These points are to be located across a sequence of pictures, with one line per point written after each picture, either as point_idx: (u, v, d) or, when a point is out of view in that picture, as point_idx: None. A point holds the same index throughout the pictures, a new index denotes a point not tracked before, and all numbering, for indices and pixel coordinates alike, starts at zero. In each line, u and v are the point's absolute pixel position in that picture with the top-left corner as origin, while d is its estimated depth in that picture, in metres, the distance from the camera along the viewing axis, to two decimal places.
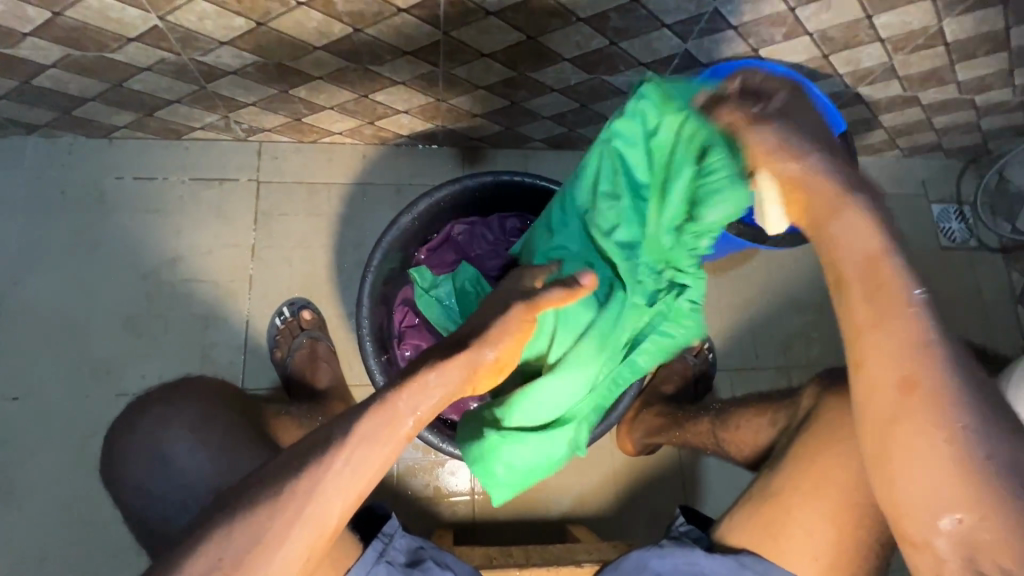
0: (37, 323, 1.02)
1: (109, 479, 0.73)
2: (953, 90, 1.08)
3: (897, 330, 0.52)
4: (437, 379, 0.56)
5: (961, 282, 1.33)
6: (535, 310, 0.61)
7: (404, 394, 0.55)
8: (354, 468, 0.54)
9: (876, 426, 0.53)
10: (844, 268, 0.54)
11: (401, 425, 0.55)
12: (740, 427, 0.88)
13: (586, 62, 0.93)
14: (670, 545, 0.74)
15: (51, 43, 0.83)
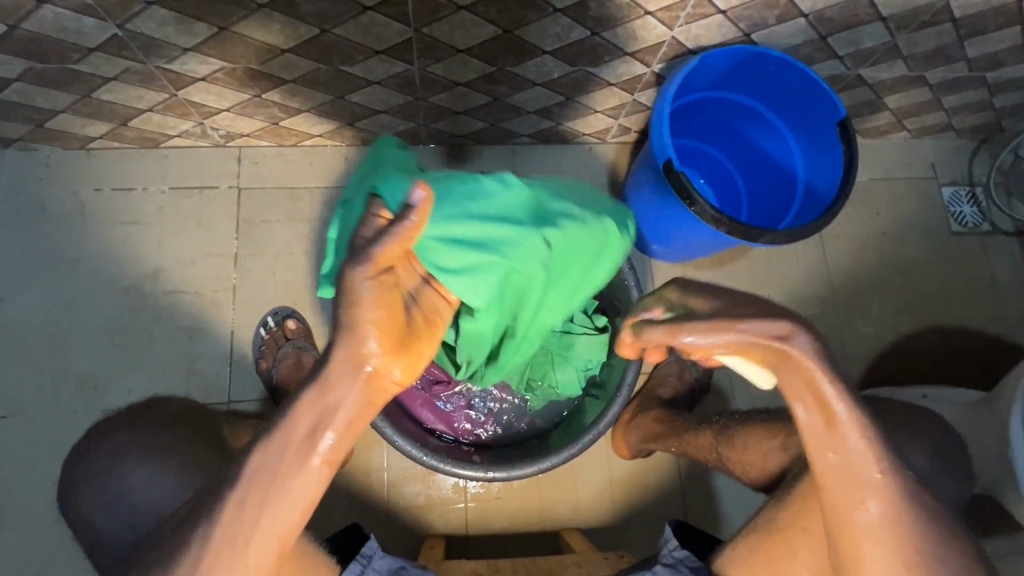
0: (22, 340, 1.02)
1: (89, 503, 0.73)
2: (963, 68, 1.01)
3: (858, 454, 0.57)
4: (323, 396, 0.54)
5: (973, 268, 1.27)
6: (378, 267, 0.51)
7: (303, 415, 0.54)
8: (271, 495, 0.53)
9: (850, 533, 0.58)
10: (805, 413, 0.57)
11: (309, 459, 0.55)
12: (746, 448, 0.84)
13: (567, 55, 0.88)
14: (664, 574, 0.75)
15: (12, 57, 0.80)
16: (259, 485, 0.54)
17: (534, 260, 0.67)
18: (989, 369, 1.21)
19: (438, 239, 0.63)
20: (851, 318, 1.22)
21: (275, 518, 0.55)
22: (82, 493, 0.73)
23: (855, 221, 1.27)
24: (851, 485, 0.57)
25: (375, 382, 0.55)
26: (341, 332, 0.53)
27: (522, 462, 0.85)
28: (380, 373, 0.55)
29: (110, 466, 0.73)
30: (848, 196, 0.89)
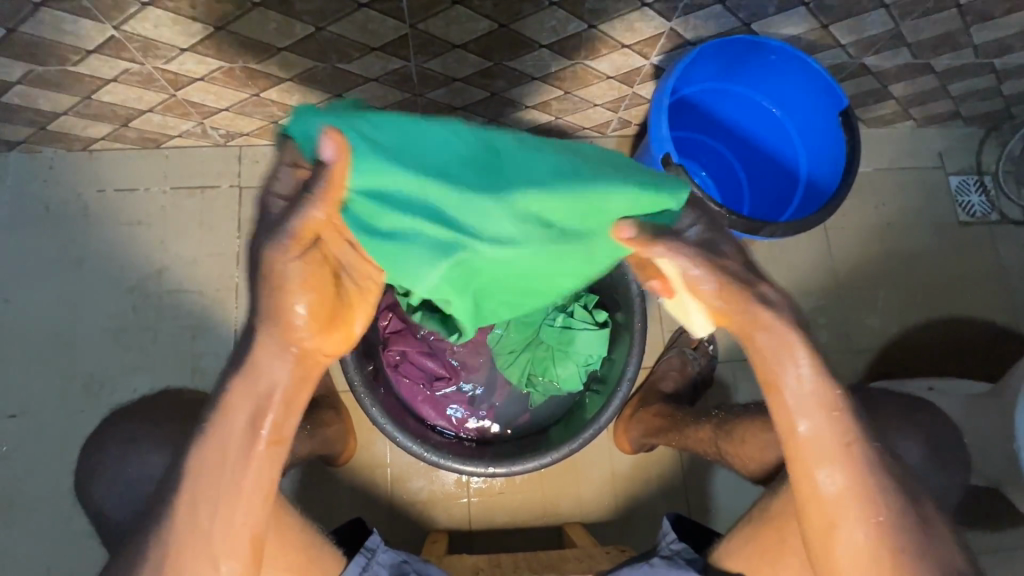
0: (29, 340, 1.03)
1: (95, 500, 0.74)
2: (969, 54, 1.00)
3: (831, 430, 0.59)
4: (254, 382, 0.57)
5: (981, 258, 1.25)
6: (304, 234, 0.49)
7: (238, 401, 0.57)
8: (228, 479, 0.58)
9: (820, 507, 0.60)
10: (776, 383, 0.58)
11: (255, 445, 0.58)
12: (745, 442, 0.83)
13: (564, 48, 0.87)
14: (662, 565, 0.75)
15: (12, 60, 0.81)
16: (218, 474, 0.58)
17: (496, 225, 0.54)
18: (997, 361, 1.19)
19: (366, 195, 0.51)
20: (856, 310, 1.21)
21: (235, 505, 0.59)
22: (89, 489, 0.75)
23: (860, 212, 1.25)
24: (815, 458, 0.59)
25: (307, 359, 0.57)
26: (264, 317, 0.54)
27: (522, 457, 0.86)
28: (313, 351, 0.57)
29: (115, 463, 0.75)
30: (851, 187, 0.90)
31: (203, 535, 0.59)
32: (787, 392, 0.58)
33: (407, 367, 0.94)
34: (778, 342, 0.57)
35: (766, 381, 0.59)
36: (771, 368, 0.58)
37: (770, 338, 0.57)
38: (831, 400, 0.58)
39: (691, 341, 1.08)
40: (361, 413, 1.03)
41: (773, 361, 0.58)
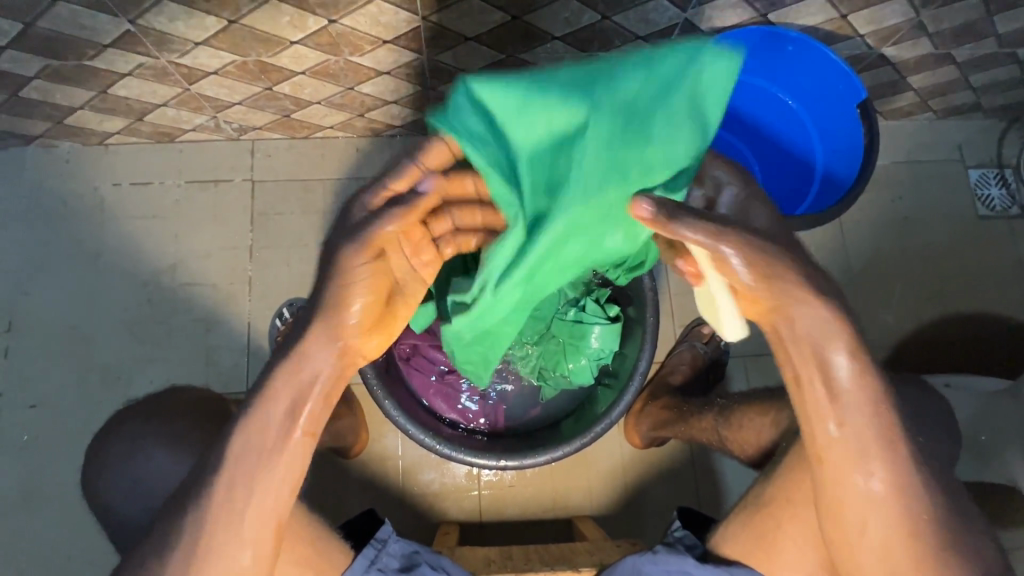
0: (47, 332, 1.05)
1: (113, 489, 0.75)
2: (992, 44, 0.97)
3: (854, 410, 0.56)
4: (296, 373, 0.57)
5: (1001, 252, 1.23)
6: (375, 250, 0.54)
7: (280, 388, 0.57)
8: (262, 481, 0.58)
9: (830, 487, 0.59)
10: (801, 370, 0.56)
11: (289, 437, 0.58)
12: (742, 426, 0.85)
13: (577, 39, 0.86)
14: (665, 550, 0.75)
15: (29, 54, 0.82)
16: (254, 461, 0.57)
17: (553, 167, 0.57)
18: (1014, 358, 1.17)
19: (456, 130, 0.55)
20: (871, 306, 1.19)
21: (271, 494, 0.58)
22: (107, 479, 0.76)
23: (877, 206, 1.23)
24: (848, 461, 0.57)
25: (348, 355, 0.58)
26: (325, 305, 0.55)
27: (534, 450, 0.86)
28: (354, 346, 0.59)
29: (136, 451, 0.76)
30: (869, 178, 0.90)
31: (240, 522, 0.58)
32: (830, 394, 0.56)
33: (419, 359, 0.94)
34: (820, 341, 0.54)
35: (784, 361, 0.57)
36: (797, 348, 0.55)
37: (803, 336, 0.54)
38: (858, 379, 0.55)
39: (703, 336, 1.07)
40: (373, 406, 1.04)
41: (814, 361, 0.55)
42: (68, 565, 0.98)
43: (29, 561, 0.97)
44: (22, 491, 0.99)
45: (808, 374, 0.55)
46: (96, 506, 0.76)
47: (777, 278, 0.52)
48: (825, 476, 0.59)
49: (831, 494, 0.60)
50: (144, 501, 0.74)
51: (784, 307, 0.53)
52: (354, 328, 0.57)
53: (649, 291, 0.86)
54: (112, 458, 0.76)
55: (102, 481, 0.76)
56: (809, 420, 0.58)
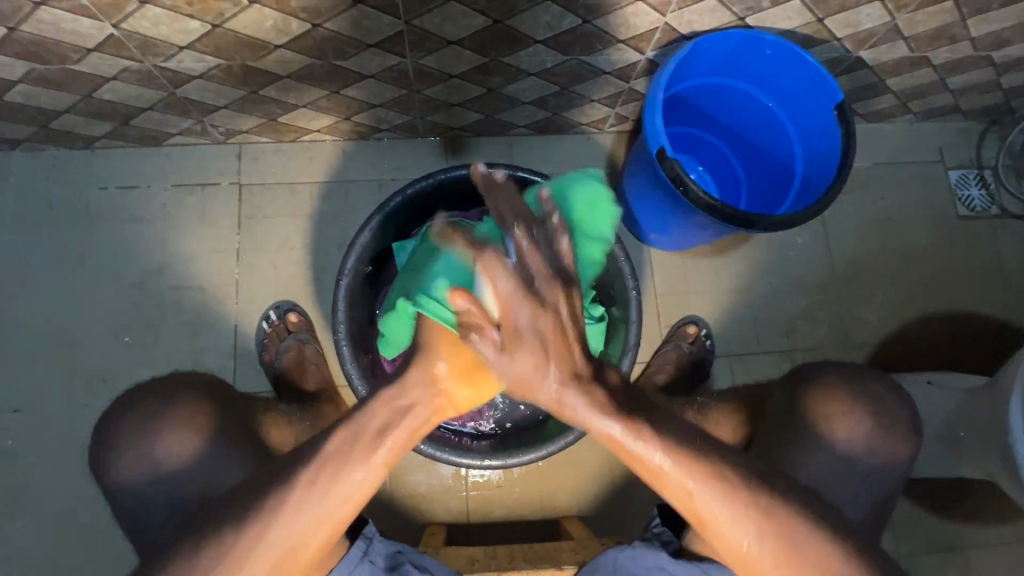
0: (31, 336, 1.05)
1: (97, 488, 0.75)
2: (967, 47, 0.99)
3: None
4: (395, 397, 0.61)
5: (981, 251, 1.25)
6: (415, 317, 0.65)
7: (373, 414, 0.60)
8: (331, 493, 0.58)
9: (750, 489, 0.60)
10: None
11: (373, 456, 0.59)
12: None
13: (559, 43, 0.88)
14: (642, 545, 0.77)
15: (13, 59, 0.82)
16: (331, 465, 0.59)
17: None
18: (996, 355, 1.19)
19: None
20: (855, 305, 1.21)
21: (339, 503, 0.59)
22: (150, 446, 0.74)
23: (859, 206, 1.25)
24: None
25: (438, 399, 0.62)
26: (420, 352, 0.62)
27: (520, 449, 0.87)
28: (448, 394, 0.63)
29: (193, 428, 0.76)
30: (847, 177, 0.87)
31: (286, 512, 0.58)
32: (676, 460, 0.56)
33: None
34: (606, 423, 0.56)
35: None
36: None
37: None
38: None
39: (688, 335, 1.12)
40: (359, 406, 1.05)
41: (631, 457, 0.56)
42: (52, 569, 0.97)
43: (14, 567, 0.97)
44: (7, 496, 0.99)
45: None
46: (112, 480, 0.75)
47: None
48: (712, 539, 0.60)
49: (738, 564, 0.61)
50: (130, 503, 0.74)
51: None
52: (448, 376, 0.62)
53: (634, 292, 0.86)
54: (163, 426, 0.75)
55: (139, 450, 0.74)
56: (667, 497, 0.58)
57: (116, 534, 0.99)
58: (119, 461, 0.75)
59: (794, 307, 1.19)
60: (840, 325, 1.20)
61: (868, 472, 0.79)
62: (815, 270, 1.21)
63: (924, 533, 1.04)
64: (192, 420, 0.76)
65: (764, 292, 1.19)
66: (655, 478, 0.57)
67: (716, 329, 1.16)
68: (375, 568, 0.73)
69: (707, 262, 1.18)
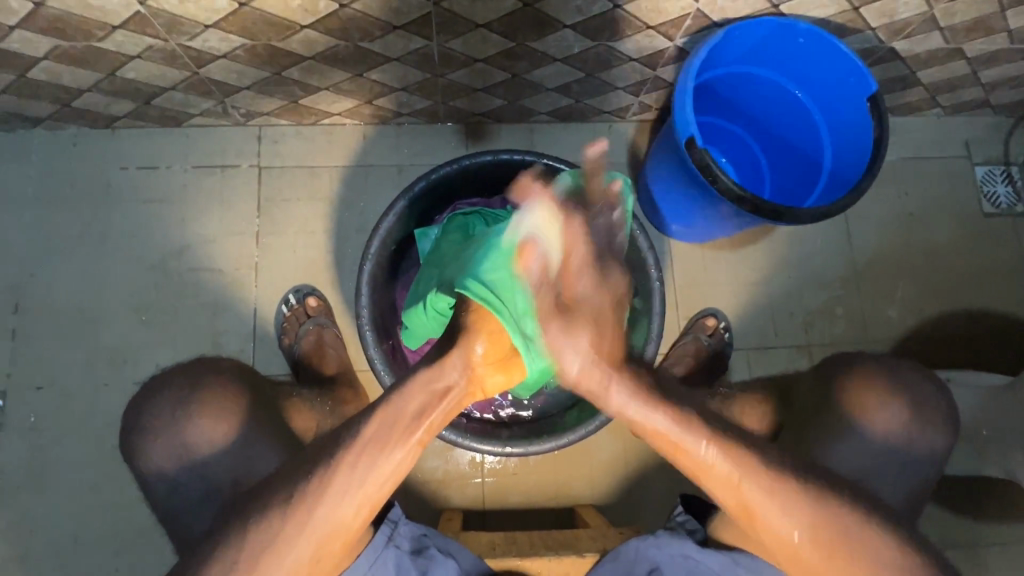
0: (53, 313, 1.05)
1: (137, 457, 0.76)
2: (1003, 39, 0.97)
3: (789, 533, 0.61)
4: (433, 380, 0.60)
5: (1006, 250, 1.23)
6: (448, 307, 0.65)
7: (409, 394, 0.60)
8: (365, 474, 0.58)
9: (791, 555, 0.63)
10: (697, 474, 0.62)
11: (411, 437, 0.59)
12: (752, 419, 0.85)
13: (588, 28, 0.86)
14: (667, 535, 0.78)
15: (38, 35, 0.81)
16: (367, 449, 0.58)
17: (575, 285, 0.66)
18: (1016, 355, 1.18)
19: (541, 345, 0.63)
20: (875, 301, 1.20)
21: (374, 485, 0.58)
22: (188, 424, 0.74)
23: (883, 200, 1.23)
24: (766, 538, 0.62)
25: (473, 384, 0.62)
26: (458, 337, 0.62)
27: (540, 438, 0.87)
28: (480, 379, 0.63)
29: (233, 404, 0.76)
30: (877, 172, 0.85)
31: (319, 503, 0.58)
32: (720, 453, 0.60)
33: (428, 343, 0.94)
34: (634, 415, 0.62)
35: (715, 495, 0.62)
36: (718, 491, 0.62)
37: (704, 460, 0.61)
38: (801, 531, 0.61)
39: (706, 328, 1.12)
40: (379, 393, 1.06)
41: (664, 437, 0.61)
42: (75, 545, 0.99)
43: (37, 540, 0.99)
44: (31, 471, 1.00)
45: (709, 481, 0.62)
46: (149, 460, 0.75)
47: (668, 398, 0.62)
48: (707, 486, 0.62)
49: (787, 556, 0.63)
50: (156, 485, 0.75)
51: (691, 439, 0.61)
52: (482, 359, 0.62)
53: (657, 283, 0.86)
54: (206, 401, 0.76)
55: (179, 425, 0.74)
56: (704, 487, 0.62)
57: (138, 511, 1.00)
58: (150, 439, 0.75)
59: (814, 302, 1.18)
60: (860, 321, 1.19)
61: (891, 469, 0.79)
62: (835, 264, 1.20)
63: (938, 530, 1.04)
64: (227, 404, 0.76)
65: (783, 287, 1.18)
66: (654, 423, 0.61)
67: (735, 322, 1.16)
68: (401, 553, 0.73)
69: (727, 255, 1.17)
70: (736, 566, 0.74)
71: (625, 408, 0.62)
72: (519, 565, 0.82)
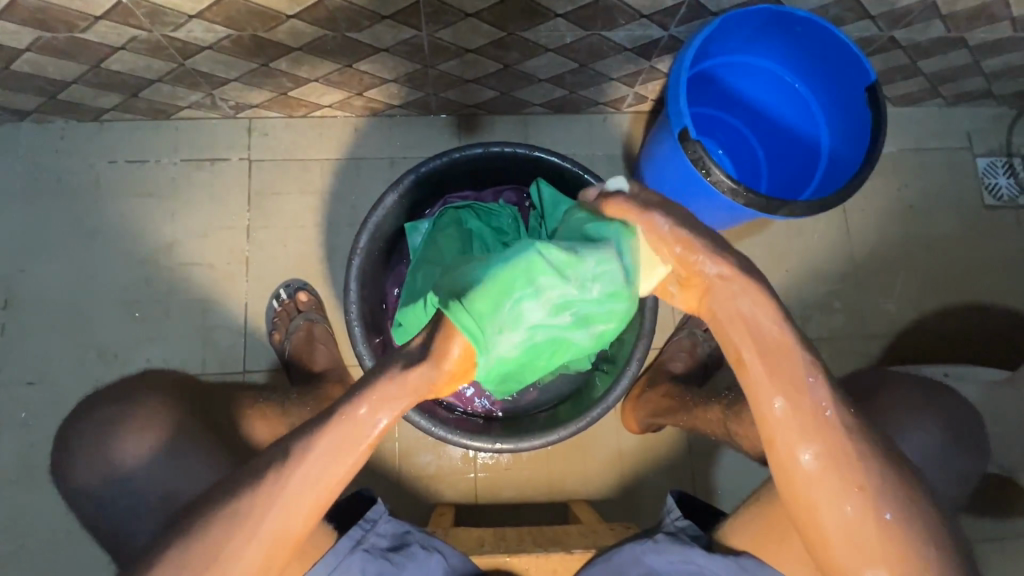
0: (43, 308, 1.05)
1: (71, 481, 0.73)
2: (1006, 28, 0.95)
3: (825, 483, 0.58)
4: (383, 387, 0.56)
5: (1006, 243, 1.21)
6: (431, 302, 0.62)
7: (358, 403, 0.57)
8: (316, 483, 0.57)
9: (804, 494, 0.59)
10: (767, 404, 0.58)
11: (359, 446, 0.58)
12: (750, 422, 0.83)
13: (580, 17, 0.84)
14: (666, 541, 0.76)
15: (20, 26, 0.80)
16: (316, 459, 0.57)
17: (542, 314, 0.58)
18: (1017, 350, 1.17)
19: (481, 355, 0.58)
20: (873, 294, 1.18)
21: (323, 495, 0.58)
22: (115, 446, 0.72)
23: (882, 193, 1.22)
24: (796, 483, 0.59)
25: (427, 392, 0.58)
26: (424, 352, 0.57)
27: (530, 434, 0.85)
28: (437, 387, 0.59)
29: (158, 420, 0.74)
30: (876, 162, 0.83)
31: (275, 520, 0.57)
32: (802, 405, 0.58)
33: None
34: (735, 300, 0.58)
35: (767, 422, 0.59)
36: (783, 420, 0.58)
37: (792, 395, 0.58)
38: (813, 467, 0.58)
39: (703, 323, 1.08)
40: None
41: (743, 329, 0.58)
42: (68, 539, 0.99)
43: (30, 535, 0.99)
44: (23, 466, 1.00)
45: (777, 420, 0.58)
46: (82, 483, 0.73)
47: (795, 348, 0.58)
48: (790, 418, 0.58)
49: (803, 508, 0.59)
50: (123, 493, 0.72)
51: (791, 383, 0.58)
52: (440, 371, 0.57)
53: None
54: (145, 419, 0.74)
55: (111, 445, 0.72)
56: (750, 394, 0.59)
57: None
58: (83, 461, 0.73)
59: (812, 296, 1.17)
60: (858, 315, 1.17)
61: None
62: (833, 258, 1.19)
63: None
64: (153, 421, 0.74)
65: (780, 280, 1.17)
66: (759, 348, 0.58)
67: None
68: (376, 552, 0.73)
69: None
70: (744, 573, 0.73)
71: (735, 291, 0.58)
72: (508, 562, 0.82)
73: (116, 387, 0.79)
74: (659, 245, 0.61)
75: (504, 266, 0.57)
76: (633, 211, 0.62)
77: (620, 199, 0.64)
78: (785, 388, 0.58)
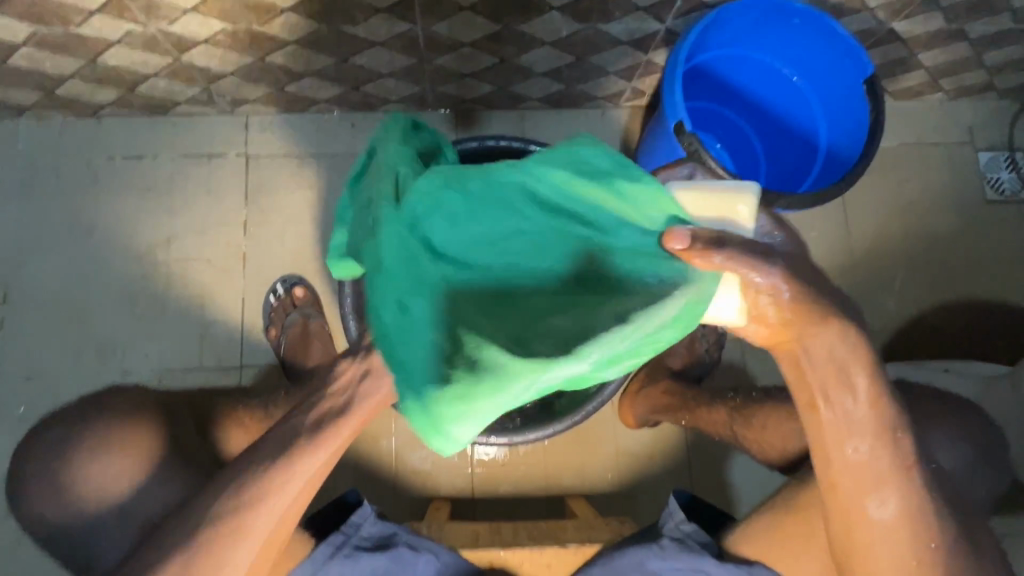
0: (41, 304, 1.05)
1: (41, 511, 0.71)
2: (1007, 19, 0.94)
3: (877, 528, 0.59)
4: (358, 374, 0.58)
5: (1008, 238, 1.20)
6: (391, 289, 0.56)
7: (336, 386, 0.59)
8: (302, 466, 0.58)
9: (850, 529, 0.60)
10: (837, 451, 0.58)
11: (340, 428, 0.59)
12: (765, 427, 0.85)
13: (576, 10, 0.84)
14: (673, 548, 0.75)
15: (16, 20, 0.80)
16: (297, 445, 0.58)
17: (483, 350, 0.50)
18: (1019, 346, 1.16)
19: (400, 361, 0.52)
20: (873, 290, 1.17)
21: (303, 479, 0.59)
22: (77, 473, 0.70)
23: (882, 188, 1.21)
24: (848, 522, 0.60)
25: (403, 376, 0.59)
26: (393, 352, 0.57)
27: (526, 428, 0.86)
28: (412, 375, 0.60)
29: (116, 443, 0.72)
30: (873, 155, 0.82)
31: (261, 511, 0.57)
32: (873, 457, 0.57)
33: None
34: (824, 354, 0.53)
35: (830, 462, 0.59)
36: (848, 467, 0.58)
37: (864, 446, 0.57)
38: (870, 513, 0.58)
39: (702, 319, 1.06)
40: None
41: (831, 383, 0.55)
42: None
43: (27, 529, 0.99)
44: None
45: (844, 468, 0.58)
46: (50, 514, 0.71)
47: (879, 407, 0.56)
48: (855, 463, 0.58)
49: (843, 537, 0.61)
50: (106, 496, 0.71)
51: (868, 436, 0.56)
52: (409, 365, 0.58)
53: None
54: (111, 438, 0.72)
55: (74, 472, 0.71)
56: (824, 447, 0.58)
57: None
58: (48, 491, 0.71)
59: None
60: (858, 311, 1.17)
61: None
62: (832, 253, 1.18)
63: None
64: (111, 447, 0.72)
65: None
66: (844, 402, 0.56)
67: None
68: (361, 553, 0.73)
69: None
70: None
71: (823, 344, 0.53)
72: (503, 556, 0.82)
73: (70, 409, 0.77)
74: (751, 297, 0.51)
75: (483, 353, 0.49)
76: (716, 270, 0.50)
77: (702, 255, 0.49)
78: (858, 438, 0.57)
